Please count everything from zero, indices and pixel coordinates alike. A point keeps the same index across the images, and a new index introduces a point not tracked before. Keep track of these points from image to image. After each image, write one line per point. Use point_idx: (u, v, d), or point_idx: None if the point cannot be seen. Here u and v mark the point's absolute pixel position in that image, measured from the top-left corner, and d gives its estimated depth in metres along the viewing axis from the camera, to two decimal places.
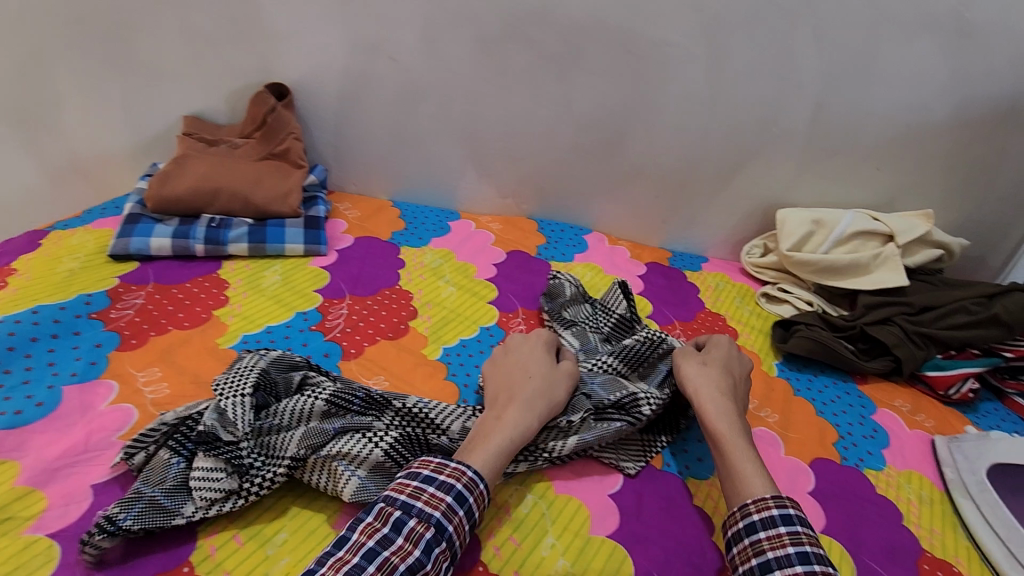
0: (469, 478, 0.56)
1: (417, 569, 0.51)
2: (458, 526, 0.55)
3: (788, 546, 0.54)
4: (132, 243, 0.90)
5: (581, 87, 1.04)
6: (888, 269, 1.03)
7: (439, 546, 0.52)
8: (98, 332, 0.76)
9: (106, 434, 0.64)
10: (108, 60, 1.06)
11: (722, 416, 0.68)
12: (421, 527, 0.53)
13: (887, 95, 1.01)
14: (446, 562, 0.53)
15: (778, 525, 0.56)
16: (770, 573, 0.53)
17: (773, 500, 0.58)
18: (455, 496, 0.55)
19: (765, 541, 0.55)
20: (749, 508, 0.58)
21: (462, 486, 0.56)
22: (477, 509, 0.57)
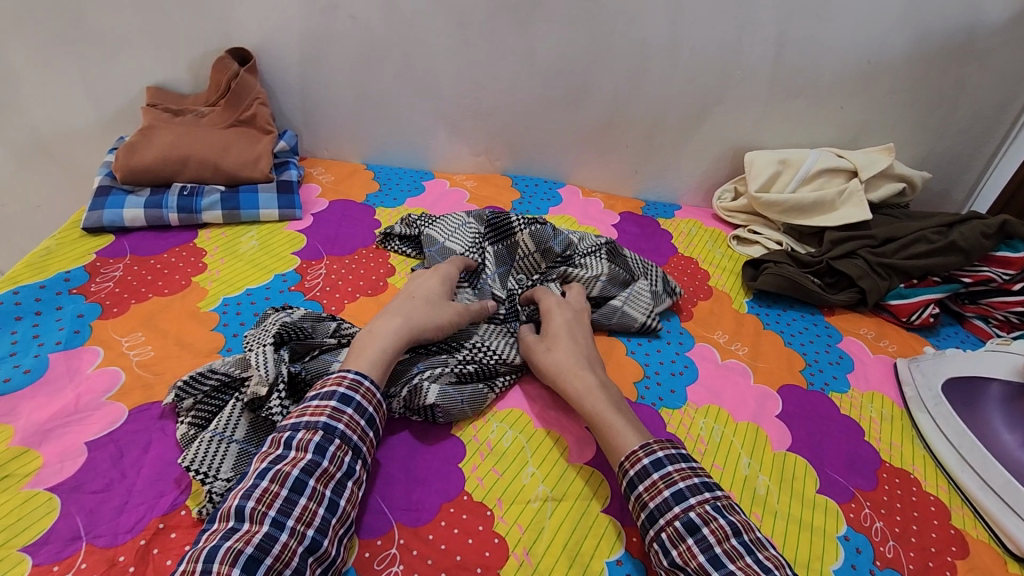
0: (348, 379, 0.61)
1: (314, 468, 0.55)
2: (350, 423, 0.59)
3: (663, 492, 0.57)
4: (105, 215, 0.89)
5: (543, 37, 1.04)
6: (854, 204, 1.06)
7: (332, 444, 0.57)
8: (80, 304, 0.77)
9: (94, 395, 0.66)
10: (61, 32, 1.03)
11: (586, 394, 0.67)
12: (310, 435, 0.57)
13: (846, 31, 1.02)
14: (349, 455, 0.58)
15: (650, 471, 0.58)
16: (656, 522, 0.56)
17: (642, 451, 0.60)
18: (340, 399, 0.60)
19: (644, 493, 0.57)
20: (653, 447, 0.60)
21: (342, 389, 0.60)
22: (369, 406, 0.61)
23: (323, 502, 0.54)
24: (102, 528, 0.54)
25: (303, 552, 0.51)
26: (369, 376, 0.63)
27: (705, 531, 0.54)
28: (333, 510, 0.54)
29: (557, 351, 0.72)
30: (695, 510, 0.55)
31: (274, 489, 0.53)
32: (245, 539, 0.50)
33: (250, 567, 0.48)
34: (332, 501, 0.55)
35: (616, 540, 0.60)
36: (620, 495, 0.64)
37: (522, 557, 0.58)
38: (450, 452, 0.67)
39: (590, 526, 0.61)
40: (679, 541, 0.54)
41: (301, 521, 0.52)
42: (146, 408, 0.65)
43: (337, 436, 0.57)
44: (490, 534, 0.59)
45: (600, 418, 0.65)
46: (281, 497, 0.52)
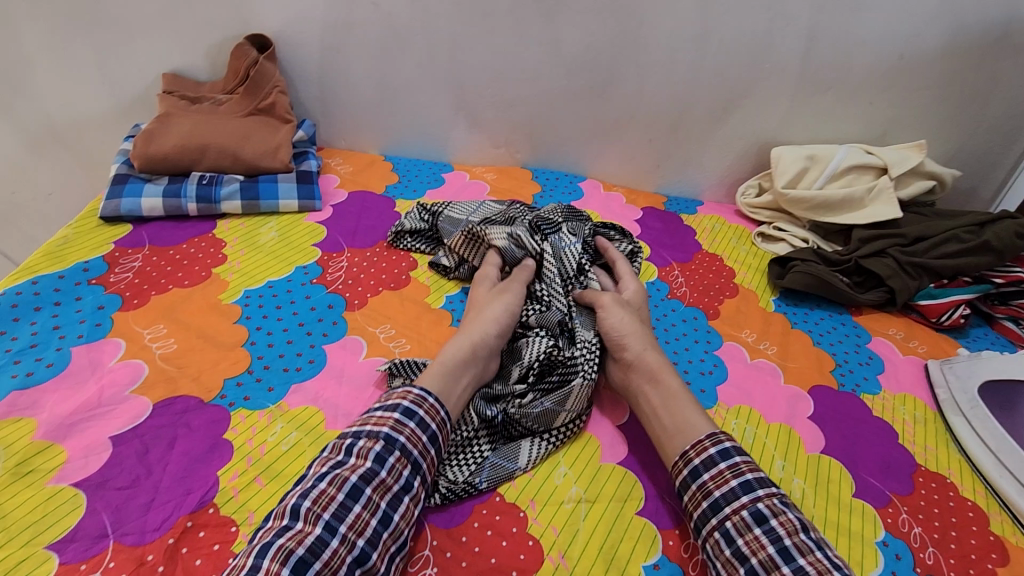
0: (413, 394, 0.60)
1: (372, 477, 0.54)
2: (412, 436, 0.58)
3: (731, 481, 0.57)
4: (123, 204, 0.87)
5: (568, 26, 1.02)
6: (883, 202, 1.03)
7: (392, 455, 0.56)
8: (100, 295, 0.75)
9: (118, 388, 0.64)
10: (76, 15, 1.01)
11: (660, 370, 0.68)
12: (370, 443, 0.56)
13: (879, 24, 0.99)
14: (407, 469, 0.56)
15: (718, 461, 0.58)
16: (720, 511, 0.56)
17: (709, 441, 0.60)
18: (403, 412, 0.58)
19: (710, 482, 0.57)
20: (690, 455, 0.60)
21: (406, 403, 0.59)
22: (432, 422, 0.60)
23: (377, 513, 0.53)
24: (129, 526, 0.53)
25: (350, 564, 0.50)
26: (433, 393, 0.62)
27: (772, 522, 0.54)
28: (386, 523, 0.53)
29: (635, 325, 0.73)
30: (763, 501, 0.55)
31: (330, 493, 0.52)
32: (297, 539, 0.49)
33: (299, 570, 0.48)
34: (385, 514, 0.53)
35: (653, 543, 0.59)
36: (654, 497, 0.63)
37: (558, 560, 0.56)
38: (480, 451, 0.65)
39: (625, 528, 0.60)
40: (747, 529, 0.54)
41: (353, 529, 0.51)
42: (171, 403, 0.64)
43: (397, 449, 0.56)
44: (524, 536, 0.58)
45: (669, 400, 0.65)
46: (336, 503, 0.52)
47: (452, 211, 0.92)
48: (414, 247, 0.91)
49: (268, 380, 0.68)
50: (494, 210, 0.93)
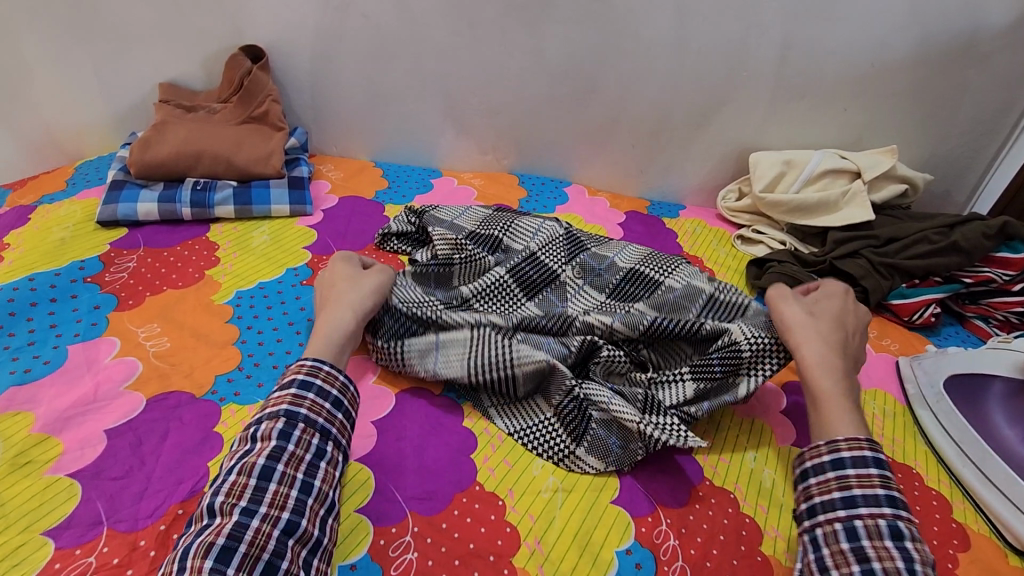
0: (304, 366, 0.62)
1: (280, 454, 0.56)
2: (313, 406, 0.60)
3: (878, 488, 0.56)
4: (119, 208, 0.90)
5: (552, 35, 1.05)
6: (857, 205, 1.07)
7: (296, 430, 0.57)
8: (95, 294, 0.78)
9: (113, 384, 0.67)
10: (76, 27, 1.05)
11: (818, 362, 0.67)
12: (272, 424, 0.57)
13: (851, 32, 1.03)
14: (316, 437, 0.58)
15: (870, 465, 0.58)
16: (814, 517, 0.58)
17: (865, 442, 0.59)
18: (299, 387, 0.61)
19: (814, 486, 0.59)
20: (840, 445, 0.59)
21: (300, 375, 0.61)
22: (332, 389, 0.62)
23: (296, 484, 0.55)
24: (123, 513, 0.55)
25: (279, 536, 0.51)
26: (328, 361, 0.64)
27: (864, 543, 0.54)
28: (308, 491, 0.55)
29: (805, 323, 0.70)
30: (862, 521, 0.55)
31: (242, 482, 0.53)
32: (216, 531, 0.50)
33: (225, 556, 0.49)
34: (305, 484, 0.55)
35: (626, 530, 0.62)
36: (628, 488, 0.66)
37: (533, 546, 0.59)
38: (463, 444, 0.68)
39: (599, 517, 0.62)
40: (834, 540, 0.55)
41: (273, 506, 0.53)
42: (164, 398, 0.66)
43: (300, 422, 0.58)
44: (502, 524, 0.60)
45: (822, 394, 0.64)
46: (251, 486, 0.53)
47: (434, 214, 0.93)
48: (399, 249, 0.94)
49: (258, 377, 0.71)
50: (480, 215, 0.95)
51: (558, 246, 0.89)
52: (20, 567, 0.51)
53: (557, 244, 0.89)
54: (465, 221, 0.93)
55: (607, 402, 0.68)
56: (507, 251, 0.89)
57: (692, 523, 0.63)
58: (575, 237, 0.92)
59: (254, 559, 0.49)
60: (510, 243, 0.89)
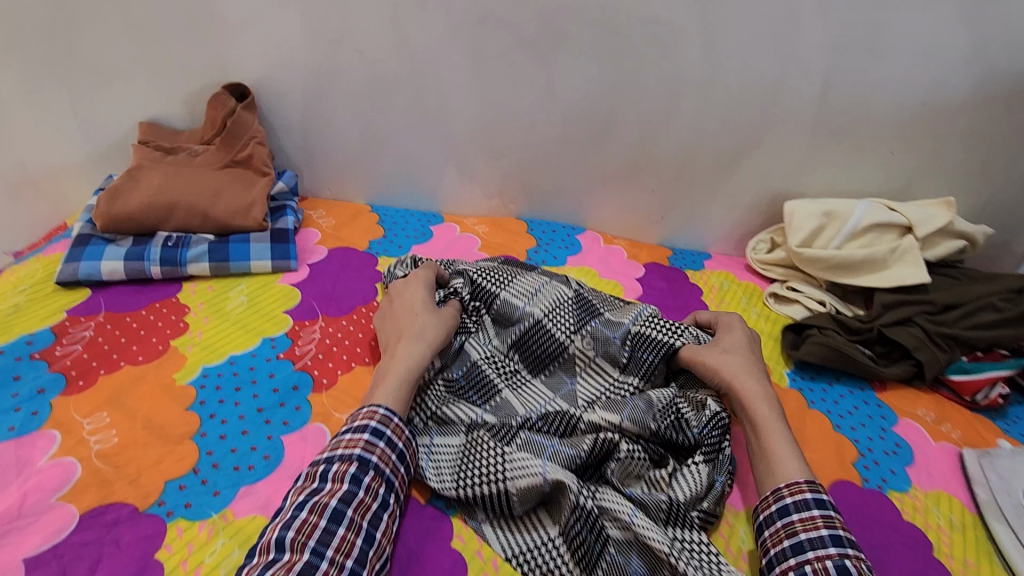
0: (379, 414, 0.62)
1: (350, 498, 0.56)
2: (383, 456, 0.60)
3: (822, 529, 0.56)
4: (81, 267, 0.81)
5: (564, 73, 0.95)
6: (908, 264, 0.94)
7: (366, 475, 0.58)
8: (41, 375, 0.69)
9: (43, 495, 0.57)
10: (51, 63, 0.97)
11: (759, 399, 0.68)
12: (346, 466, 0.58)
13: (901, 71, 0.91)
14: (383, 488, 0.59)
15: (812, 507, 0.58)
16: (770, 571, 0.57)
17: (806, 484, 0.60)
18: (372, 433, 0.61)
19: (767, 538, 0.58)
20: (784, 491, 0.60)
21: (375, 422, 0.61)
22: (399, 441, 0.63)
23: (361, 533, 0.54)
24: None
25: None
26: (397, 412, 0.64)
27: None
28: (370, 542, 0.55)
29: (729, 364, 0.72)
30: (812, 565, 0.54)
31: (312, 520, 0.53)
32: (287, 568, 0.50)
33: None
34: (368, 533, 0.55)
35: None
36: None
37: None
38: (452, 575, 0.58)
39: None
40: None
41: (340, 552, 0.52)
42: (101, 512, 0.57)
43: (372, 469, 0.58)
44: None
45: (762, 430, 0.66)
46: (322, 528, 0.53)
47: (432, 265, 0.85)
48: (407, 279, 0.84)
49: (215, 482, 0.61)
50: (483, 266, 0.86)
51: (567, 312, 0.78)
52: None
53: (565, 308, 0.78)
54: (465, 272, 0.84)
55: (627, 521, 0.59)
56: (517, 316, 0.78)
57: None
58: (586, 300, 0.80)
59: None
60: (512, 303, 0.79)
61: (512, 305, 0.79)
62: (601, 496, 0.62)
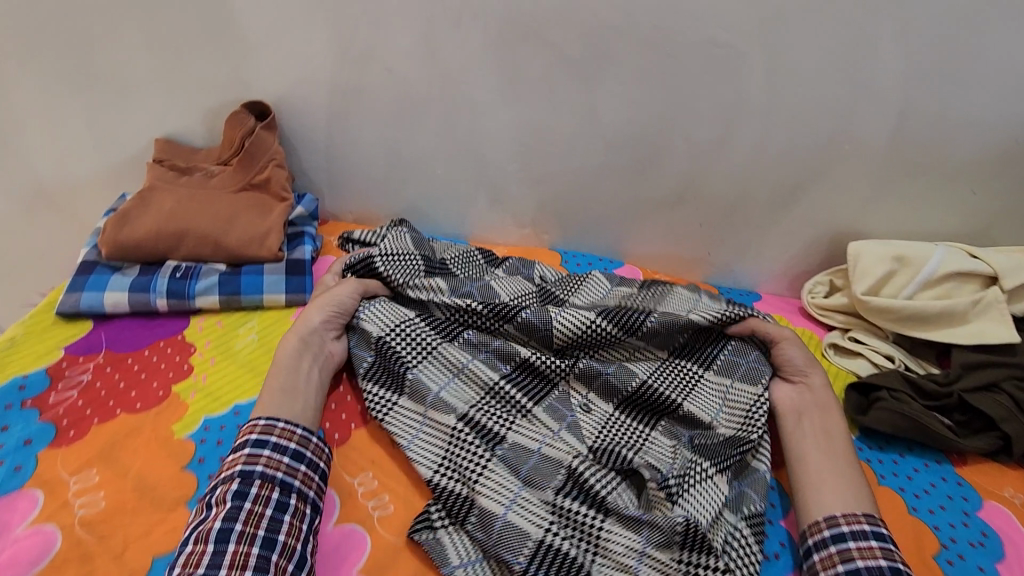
0: (258, 424, 0.61)
1: (236, 513, 0.54)
2: (270, 461, 0.59)
3: (879, 559, 0.54)
4: (83, 298, 0.76)
5: (609, 98, 0.87)
6: (992, 319, 0.84)
7: (252, 485, 0.56)
8: (30, 424, 0.63)
9: (17, 572, 0.51)
10: (67, 74, 0.93)
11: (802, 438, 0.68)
12: (227, 485, 0.56)
13: (992, 103, 0.81)
14: (274, 492, 0.57)
15: (870, 537, 0.56)
16: None
17: (864, 516, 0.58)
18: (254, 442, 0.60)
19: (817, 562, 0.57)
20: (839, 518, 0.58)
21: (254, 435, 0.60)
22: (289, 443, 0.61)
23: (257, 541, 0.53)
24: None
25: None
26: (285, 418, 0.63)
27: None
28: (271, 547, 0.53)
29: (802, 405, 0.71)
30: None
31: (199, 547, 0.52)
32: None
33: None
34: (268, 538, 0.53)
35: None
36: None
37: None
38: None
39: None
40: None
41: (234, 567, 0.51)
42: None
43: (256, 478, 0.57)
44: None
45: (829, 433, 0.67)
46: (208, 553, 0.51)
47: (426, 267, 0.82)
48: (386, 273, 0.79)
49: None
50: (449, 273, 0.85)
51: (607, 308, 0.76)
52: None
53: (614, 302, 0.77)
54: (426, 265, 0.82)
55: (630, 562, 0.58)
56: (499, 329, 0.75)
57: None
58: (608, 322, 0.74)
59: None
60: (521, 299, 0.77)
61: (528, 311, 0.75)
62: (604, 531, 0.60)
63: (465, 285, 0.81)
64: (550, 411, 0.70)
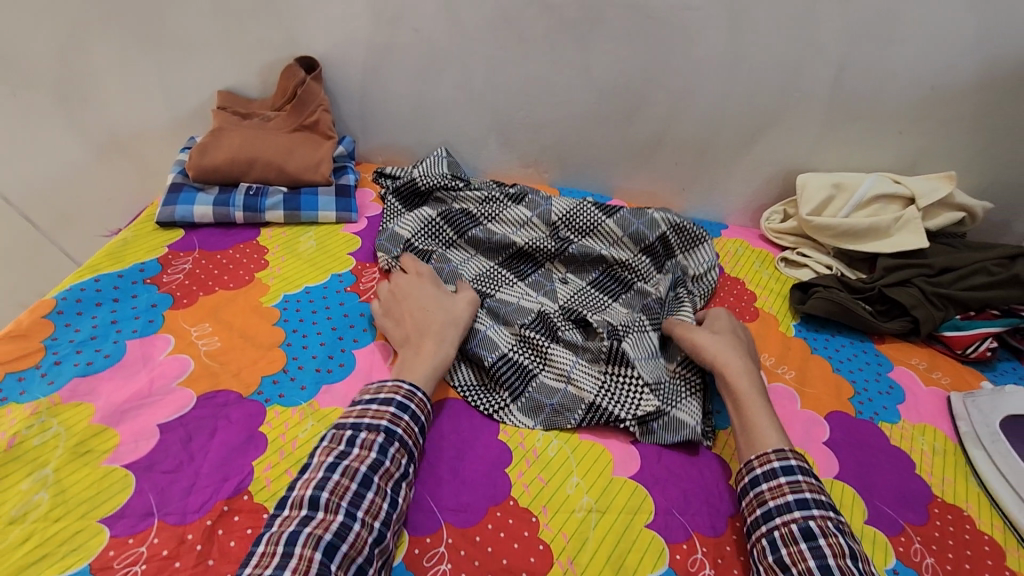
0: (404, 388, 0.65)
1: (378, 466, 0.58)
2: (407, 428, 0.62)
3: (788, 494, 0.60)
4: (176, 210, 0.94)
5: (599, 53, 1.06)
6: (910, 232, 1.03)
7: (393, 446, 0.60)
8: (153, 294, 0.81)
9: (166, 381, 0.70)
10: (144, 35, 1.10)
11: (737, 376, 0.74)
12: (372, 435, 0.60)
13: (910, 56, 0.99)
14: (405, 459, 0.61)
15: (793, 509, 0.59)
16: (771, 520, 0.60)
17: (774, 454, 0.64)
18: (398, 406, 0.63)
19: (767, 491, 0.62)
20: (753, 463, 0.64)
21: (399, 397, 0.64)
22: (422, 414, 0.65)
23: (388, 497, 0.57)
24: (172, 506, 0.57)
25: (371, 542, 0.54)
26: (421, 389, 0.67)
27: (819, 541, 0.56)
28: (395, 504, 0.57)
29: (726, 347, 0.78)
30: (815, 521, 0.57)
31: (344, 484, 0.56)
32: (323, 526, 0.53)
33: (329, 552, 0.51)
34: (394, 498, 0.57)
35: (660, 555, 0.61)
36: (664, 512, 0.65)
37: (566, 566, 0.59)
38: (499, 457, 0.69)
39: (633, 540, 0.62)
40: (792, 540, 0.57)
41: (370, 513, 0.55)
42: (213, 395, 0.69)
43: (396, 440, 0.60)
44: (535, 540, 0.61)
45: (740, 401, 0.71)
46: (352, 490, 0.55)
47: (455, 183, 1.05)
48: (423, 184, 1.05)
49: (301, 380, 0.73)
50: (481, 195, 1.03)
51: (583, 217, 0.99)
52: (77, 553, 0.53)
53: (586, 213, 0.99)
54: (466, 193, 1.04)
55: (567, 371, 0.78)
56: (509, 228, 1.00)
57: (729, 554, 0.62)
58: (589, 228, 0.99)
59: (349, 562, 0.52)
60: (520, 209, 1.01)
61: (534, 202, 1.02)
62: (551, 351, 0.81)
63: (497, 201, 1.03)
64: (531, 287, 0.94)
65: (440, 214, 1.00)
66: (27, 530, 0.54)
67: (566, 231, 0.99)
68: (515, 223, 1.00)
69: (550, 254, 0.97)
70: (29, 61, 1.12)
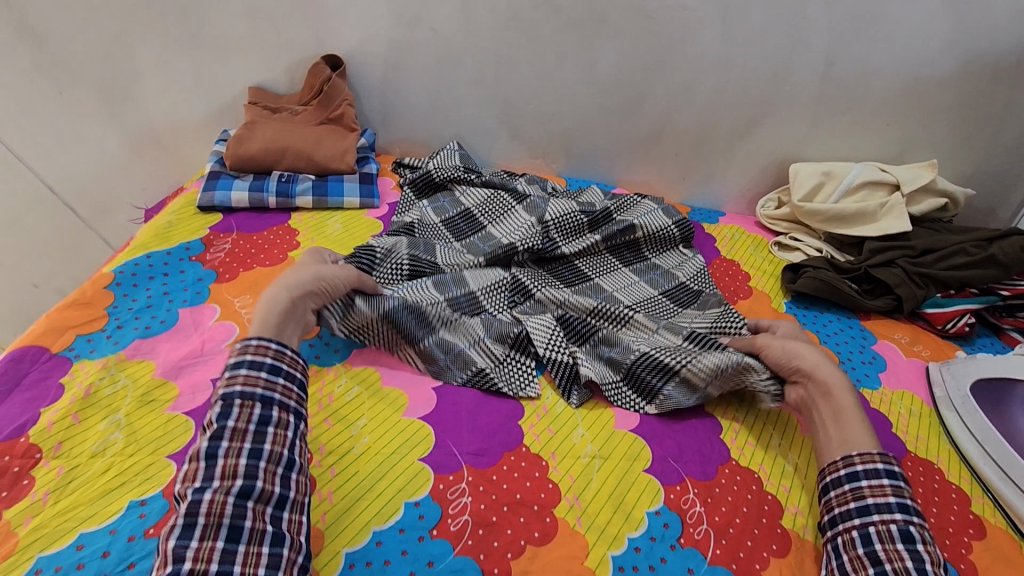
0: (274, 349, 0.61)
1: (263, 436, 0.56)
2: (285, 389, 0.60)
3: (889, 496, 0.61)
4: (216, 196, 1.03)
5: (604, 50, 1.13)
6: (894, 217, 1.10)
7: (274, 410, 0.58)
8: (199, 269, 0.90)
9: (217, 342, 0.78)
10: (181, 36, 1.19)
11: (836, 391, 0.70)
12: (247, 406, 0.57)
13: (894, 52, 1.06)
14: (292, 417, 0.59)
15: (894, 511, 0.60)
16: (868, 515, 0.61)
17: (879, 456, 0.64)
18: (269, 369, 0.60)
19: (866, 488, 0.62)
20: (854, 458, 0.65)
21: (270, 359, 0.61)
22: (297, 370, 0.63)
23: (283, 461, 0.56)
24: None
25: (236, 501, 0.52)
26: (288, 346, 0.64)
27: (919, 545, 0.57)
28: (292, 467, 0.56)
29: (819, 358, 0.74)
30: (915, 526, 0.59)
31: (232, 463, 0.53)
32: (219, 512, 0.50)
33: (233, 536, 0.50)
34: (289, 460, 0.56)
35: (656, 495, 0.69)
36: (660, 459, 0.73)
37: (572, 501, 0.67)
38: (512, 411, 0.77)
39: (633, 481, 0.70)
40: (892, 540, 0.58)
41: (268, 482, 0.54)
42: None
43: (236, 398, 0.57)
44: (545, 480, 0.69)
45: (840, 417, 0.69)
46: (243, 466, 0.53)
47: (467, 174, 1.13)
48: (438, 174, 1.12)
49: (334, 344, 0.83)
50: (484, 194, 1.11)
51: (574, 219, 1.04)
52: (151, 481, 0.61)
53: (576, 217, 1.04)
54: (468, 192, 1.12)
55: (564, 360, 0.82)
56: (506, 224, 1.05)
57: (717, 494, 0.70)
58: (577, 225, 1.04)
59: (260, 536, 0.51)
60: (521, 214, 1.05)
61: (532, 204, 1.07)
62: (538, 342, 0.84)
63: (492, 201, 1.09)
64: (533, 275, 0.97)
65: (444, 219, 1.06)
66: (108, 462, 0.63)
67: (555, 233, 1.02)
68: (511, 222, 1.05)
69: (539, 253, 1.00)
70: (75, 61, 1.21)
